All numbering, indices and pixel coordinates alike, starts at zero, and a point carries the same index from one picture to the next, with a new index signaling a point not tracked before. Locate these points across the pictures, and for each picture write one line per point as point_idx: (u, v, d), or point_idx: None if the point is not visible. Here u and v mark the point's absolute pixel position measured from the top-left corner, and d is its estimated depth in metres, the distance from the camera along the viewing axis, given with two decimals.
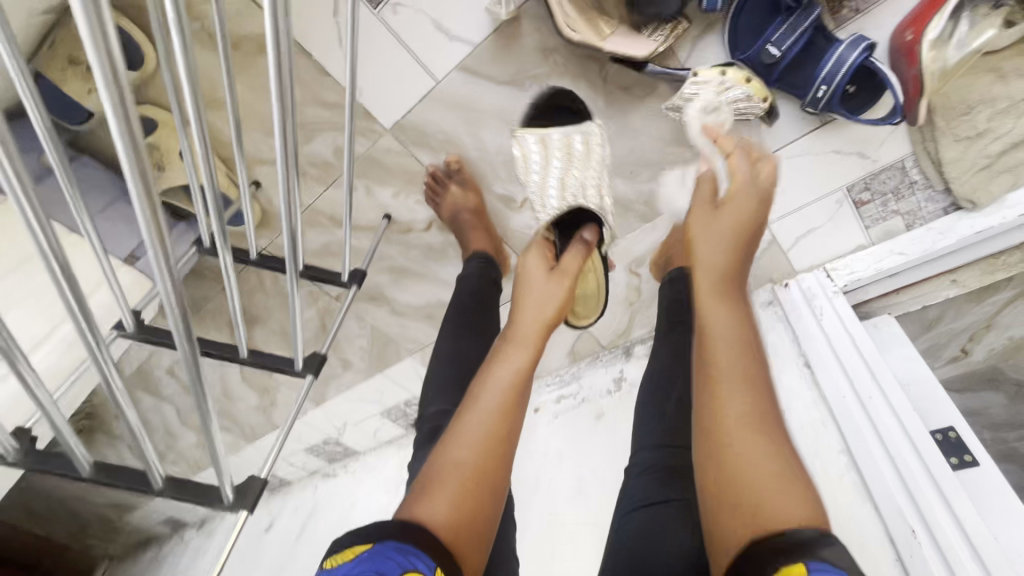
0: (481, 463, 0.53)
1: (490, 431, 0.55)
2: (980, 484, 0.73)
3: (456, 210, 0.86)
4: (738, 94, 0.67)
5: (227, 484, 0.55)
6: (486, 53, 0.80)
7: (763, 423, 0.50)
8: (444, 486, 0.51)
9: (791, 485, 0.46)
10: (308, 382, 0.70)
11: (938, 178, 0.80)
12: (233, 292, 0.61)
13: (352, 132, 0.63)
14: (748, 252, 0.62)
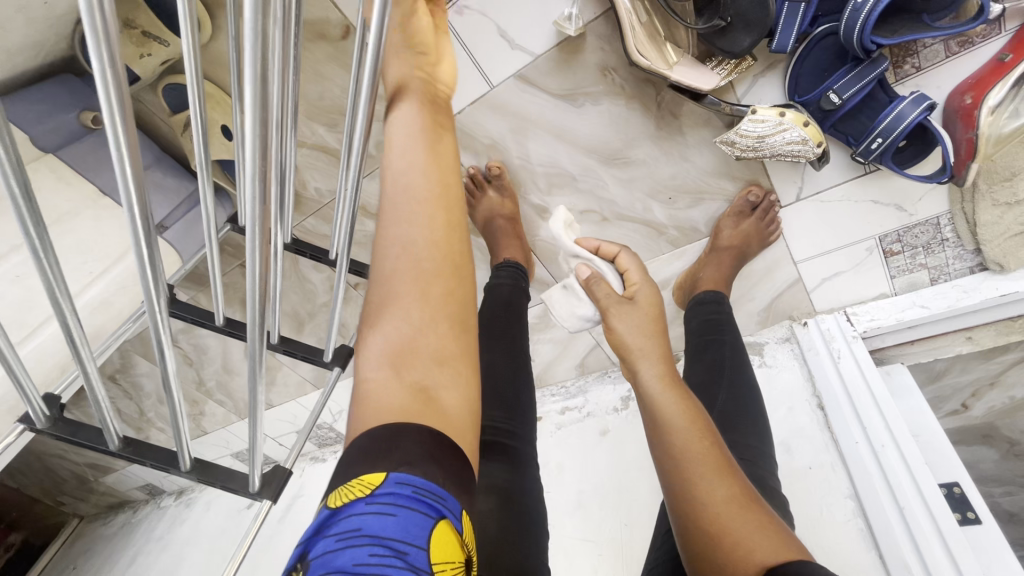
0: (428, 275, 0.49)
1: (421, 212, 0.50)
2: (983, 543, 0.73)
3: (492, 213, 0.90)
4: (793, 135, 0.67)
5: (256, 472, 0.54)
6: (546, 65, 0.75)
7: (716, 463, 0.58)
8: (395, 286, 0.48)
9: (760, 523, 0.54)
10: (335, 374, 0.69)
11: (970, 241, 0.81)
12: (276, 279, 0.59)
13: None
14: (658, 317, 0.74)
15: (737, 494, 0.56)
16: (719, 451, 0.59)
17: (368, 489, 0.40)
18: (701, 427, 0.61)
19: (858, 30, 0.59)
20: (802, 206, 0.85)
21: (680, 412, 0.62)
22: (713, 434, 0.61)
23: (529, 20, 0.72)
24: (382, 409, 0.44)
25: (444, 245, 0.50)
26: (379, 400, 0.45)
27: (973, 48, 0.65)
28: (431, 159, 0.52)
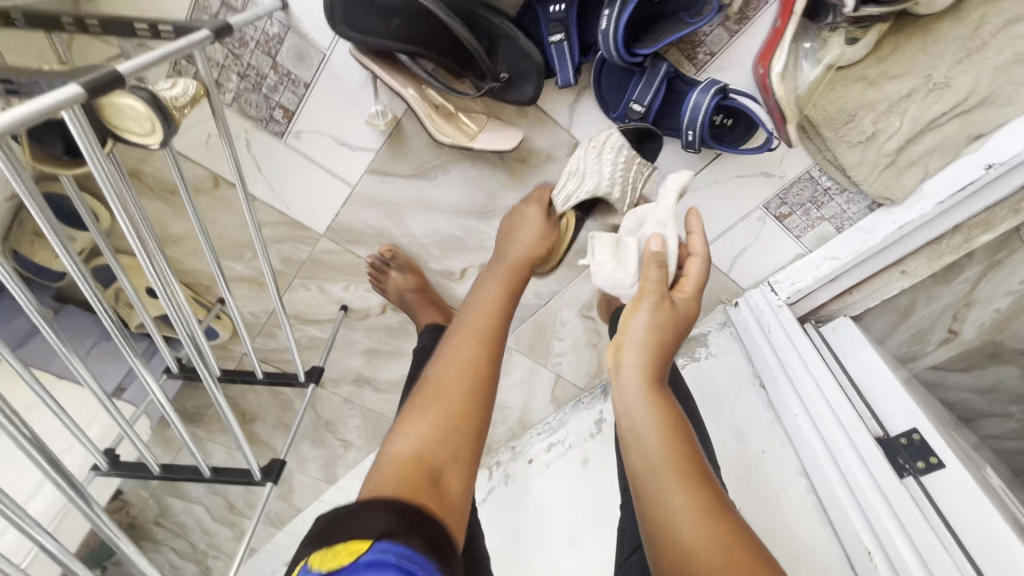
0: (494, 342, 0.61)
1: (468, 342, 0.60)
2: (948, 489, 0.68)
3: (400, 293, 0.92)
4: (593, 156, 0.72)
5: None
6: (386, 155, 0.81)
7: (687, 476, 0.51)
8: (432, 399, 0.55)
9: (732, 537, 0.47)
10: (269, 490, 0.74)
11: (850, 184, 0.80)
12: (175, 416, 0.67)
13: (264, 242, 0.69)
14: (682, 328, 0.61)
15: (705, 507, 0.49)
16: (692, 465, 0.52)
17: (353, 556, 0.39)
18: (678, 444, 0.53)
19: (615, 50, 0.62)
20: (678, 200, 0.86)
21: (658, 421, 0.54)
22: (688, 442, 0.54)
23: (353, 122, 0.77)
24: (418, 451, 0.50)
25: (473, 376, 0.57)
26: (423, 433, 0.51)
27: (749, 23, 0.67)
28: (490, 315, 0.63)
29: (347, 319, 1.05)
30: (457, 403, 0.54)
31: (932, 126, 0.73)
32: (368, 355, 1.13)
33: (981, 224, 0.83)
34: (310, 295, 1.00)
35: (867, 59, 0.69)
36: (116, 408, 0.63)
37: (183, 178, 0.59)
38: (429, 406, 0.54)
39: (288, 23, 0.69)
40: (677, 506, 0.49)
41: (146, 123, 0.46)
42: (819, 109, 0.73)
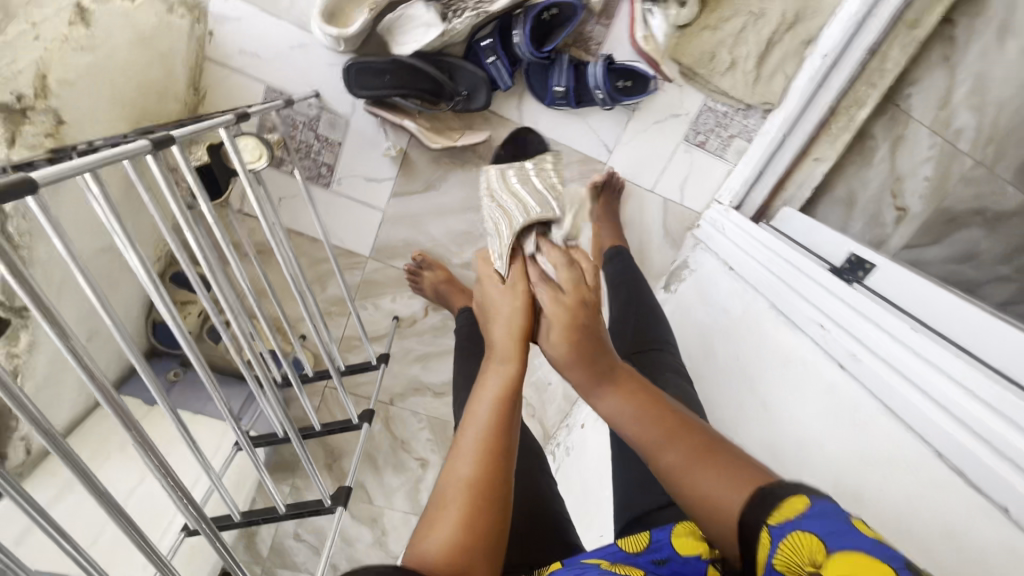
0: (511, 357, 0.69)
1: (479, 446, 0.60)
2: (884, 279, 0.87)
3: (435, 285, 1.16)
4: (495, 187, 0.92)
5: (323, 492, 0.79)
6: (401, 179, 1.12)
7: (676, 436, 0.59)
8: (450, 505, 0.56)
9: (739, 477, 0.53)
10: (366, 428, 0.96)
11: (739, 103, 1.08)
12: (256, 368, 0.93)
13: (320, 250, 0.99)
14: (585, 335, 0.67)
15: (693, 454, 0.57)
16: (669, 424, 0.60)
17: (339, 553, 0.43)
18: (656, 420, 0.61)
19: (528, 53, 0.94)
20: (620, 154, 1.13)
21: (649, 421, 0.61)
22: (684, 429, 0.60)
23: (374, 161, 1.10)
24: (472, 473, 0.58)
25: (487, 470, 0.58)
26: (469, 454, 0.59)
27: (614, 16, 1.00)
28: (498, 418, 0.62)
29: (399, 328, 1.30)
30: (491, 442, 0.60)
31: (772, 44, 1.03)
32: (423, 359, 1.36)
33: (854, 104, 1.07)
34: (368, 312, 1.27)
35: (705, 14, 1.00)
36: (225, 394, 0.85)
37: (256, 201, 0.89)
38: (473, 428, 0.61)
39: (321, 105, 1.03)
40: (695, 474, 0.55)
41: (260, 148, 0.84)
42: (691, 55, 1.02)
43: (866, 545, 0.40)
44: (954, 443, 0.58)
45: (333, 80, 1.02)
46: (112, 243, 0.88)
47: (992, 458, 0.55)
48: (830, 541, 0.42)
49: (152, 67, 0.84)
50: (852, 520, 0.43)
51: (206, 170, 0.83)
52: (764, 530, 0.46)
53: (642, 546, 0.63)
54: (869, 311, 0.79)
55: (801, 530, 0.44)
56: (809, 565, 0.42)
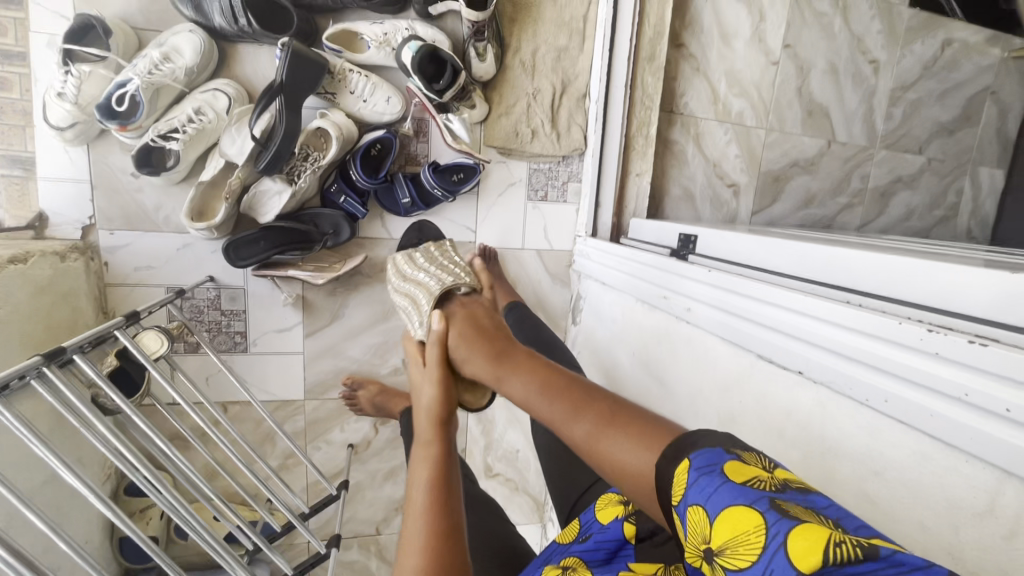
0: (439, 442, 0.67)
1: (422, 534, 0.56)
2: (704, 241, 1.02)
3: (371, 400, 1.26)
4: (404, 270, 1.00)
5: None
6: (309, 319, 1.26)
7: (584, 407, 0.57)
8: None
9: (645, 439, 0.50)
10: (336, 552, 1.02)
11: (556, 157, 1.31)
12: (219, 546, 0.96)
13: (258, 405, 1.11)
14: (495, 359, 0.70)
15: (603, 421, 0.54)
16: (573, 398, 0.59)
17: None
18: (563, 398, 0.59)
19: (367, 183, 1.14)
20: (483, 230, 1.32)
21: (564, 407, 0.58)
22: (596, 406, 0.57)
23: (280, 314, 1.23)
24: (422, 565, 0.53)
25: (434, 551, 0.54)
26: (414, 547, 0.55)
27: (426, 133, 1.23)
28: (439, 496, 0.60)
29: (357, 455, 1.34)
30: (431, 523, 0.57)
31: (556, 108, 1.28)
32: (391, 476, 1.39)
33: (643, 125, 1.31)
34: (322, 450, 1.32)
35: (496, 105, 1.25)
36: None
37: (179, 393, 0.99)
38: (415, 522, 0.58)
39: (217, 286, 1.19)
40: (614, 447, 0.51)
41: (161, 341, 0.96)
42: (499, 137, 1.25)
43: (741, 495, 0.37)
44: (762, 343, 0.70)
45: (220, 263, 1.19)
46: (51, 472, 0.94)
47: (826, 356, 0.60)
48: (710, 506, 0.38)
49: (54, 308, 0.99)
50: (723, 471, 0.39)
51: (118, 373, 0.94)
52: (674, 512, 0.42)
53: (575, 532, 0.68)
54: (681, 270, 0.93)
55: (690, 505, 0.40)
56: (703, 542, 0.38)
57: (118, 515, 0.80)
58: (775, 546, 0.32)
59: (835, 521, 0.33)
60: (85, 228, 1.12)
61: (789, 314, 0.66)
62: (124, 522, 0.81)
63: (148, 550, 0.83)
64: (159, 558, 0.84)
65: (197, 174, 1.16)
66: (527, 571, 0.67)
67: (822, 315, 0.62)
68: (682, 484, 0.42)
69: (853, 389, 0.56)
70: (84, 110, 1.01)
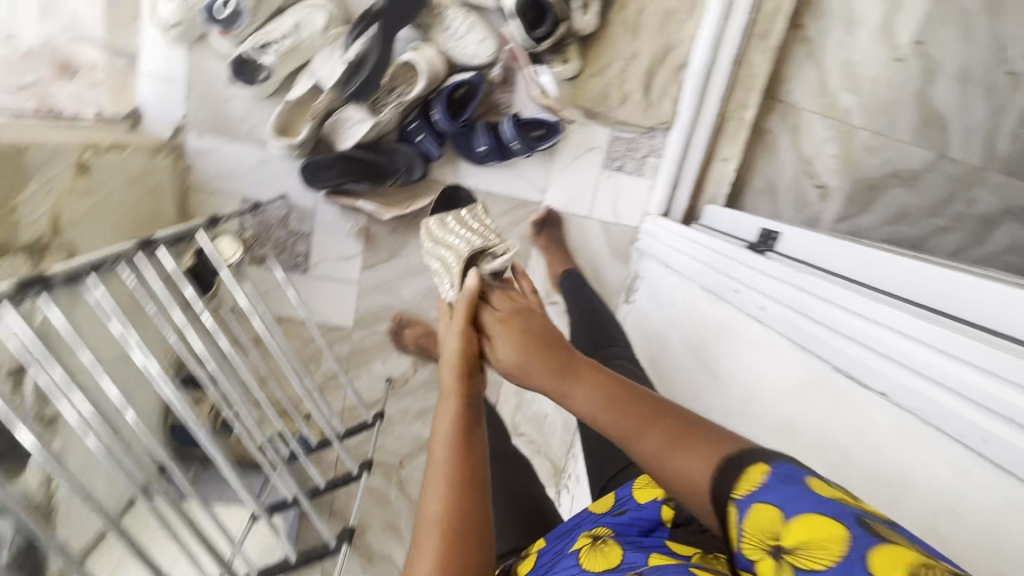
0: (465, 397, 0.69)
1: (444, 482, 0.59)
2: (789, 240, 0.97)
3: (416, 340, 1.30)
4: (437, 235, 0.98)
5: (340, 546, 0.86)
6: (369, 252, 1.28)
7: (649, 424, 0.55)
8: (425, 545, 0.55)
9: (703, 447, 0.48)
10: (366, 474, 1.07)
11: (641, 128, 1.26)
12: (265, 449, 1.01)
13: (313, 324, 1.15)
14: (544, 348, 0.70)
15: (671, 435, 0.52)
16: (639, 412, 0.57)
17: None
18: (631, 411, 0.58)
19: (444, 125, 1.12)
20: (552, 192, 1.29)
21: (625, 414, 0.58)
22: (656, 414, 0.56)
23: (343, 242, 1.26)
24: (445, 512, 0.57)
25: (457, 500, 0.58)
26: (438, 494, 0.58)
27: (514, 82, 1.20)
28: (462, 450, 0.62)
29: (393, 390, 1.38)
30: (458, 474, 0.60)
31: (652, 75, 1.22)
32: (422, 416, 1.42)
33: (740, 107, 1.22)
34: (362, 379, 1.36)
35: (590, 63, 1.20)
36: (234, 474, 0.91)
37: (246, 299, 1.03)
38: (435, 472, 0.61)
39: (288, 204, 1.22)
40: (672, 455, 0.50)
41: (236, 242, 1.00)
42: (587, 98, 1.20)
43: (826, 507, 0.37)
44: (848, 361, 0.65)
45: (294, 182, 1.21)
46: (124, 350, 1.01)
47: (920, 382, 0.56)
48: (787, 507, 0.38)
49: (142, 200, 1.03)
50: (806, 483, 0.39)
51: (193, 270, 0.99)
52: (729, 504, 0.42)
53: (609, 505, 0.68)
54: (761, 267, 0.89)
55: (759, 501, 0.40)
56: (770, 539, 0.38)
57: (181, 403, 0.85)
58: (865, 560, 0.33)
59: (922, 548, 0.34)
60: (176, 128, 1.15)
61: (889, 335, 0.62)
62: (186, 411, 0.85)
63: (204, 441, 0.88)
64: (213, 450, 0.89)
65: (285, 92, 1.17)
66: (556, 534, 0.67)
67: (931, 341, 0.58)
68: (752, 481, 0.41)
69: (950, 424, 0.53)
70: (190, 10, 1.03)
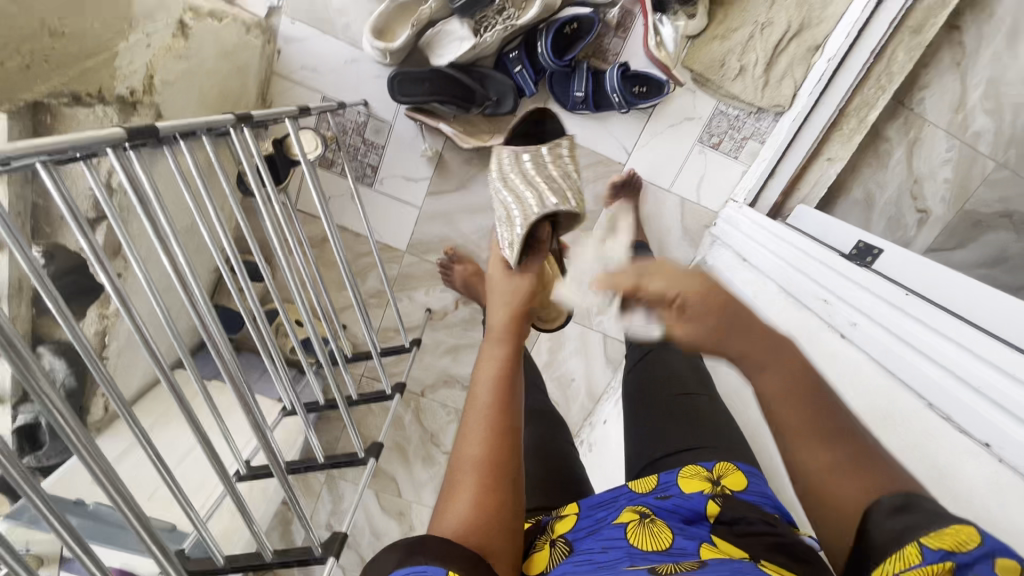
0: (510, 338, 0.61)
1: (484, 421, 0.53)
2: (893, 262, 0.90)
3: (464, 278, 1.20)
4: (506, 169, 0.90)
5: (369, 460, 0.90)
6: (437, 179, 1.25)
7: (827, 434, 0.42)
8: (462, 485, 0.50)
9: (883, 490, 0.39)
10: (397, 398, 1.10)
11: (751, 106, 1.17)
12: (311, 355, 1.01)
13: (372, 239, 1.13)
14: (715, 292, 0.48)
15: (851, 460, 0.41)
16: (821, 420, 0.42)
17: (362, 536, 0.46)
18: (822, 417, 0.42)
19: (547, 60, 1.05)
20: (637, 155, 1.22)
21: (800, 411, 0.43)
22: (830, 419, 0.43)
23: (414, 163, 1.23)
24: (484, 454, 0.51)
25: (497, 442, 0.52)
26: (477, 435, 0.52)
27: (629, 30, 1.12)
28: (505, 393, 0.55)
29: (431, 321, 1.38)
30: (499, 416, 0.54)
31: (779, 51, 1.12)
32: (453, 352, 1.41)
33: (864, 106, 1.11)
34: (403, 303, 1.35)
35: (713, 25, 1.12)
36: (281, 370, 0.93)
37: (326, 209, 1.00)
38: (476, 412, 0.54)
39: (368, 112, 1.19)
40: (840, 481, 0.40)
41: (317, 143, 1.04)
42: (700, 62, 1.14)
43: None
44: (897, 360, 0.70)
45: (379, 90, 1.17)
46: (191, 222, 1.01)
47: None
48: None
49: (228, 78, 1.00)
50: (1013, 563, 0.31)
51: (272, 159, 0.98)
52: (911, 544, 0.34)
53: (652, 486, 0.66)
54: (860, 284, 0.84)
55: (955, 563, 0.32)
56: None
57: (244, 292, 0.84)
58: None
59: None
60: (272, 9, 1.11)
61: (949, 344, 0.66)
62: (247, 300, 0.85)
63: (265, 338, 0.88)
64: (267, 347, 0.89)
65: None
66: (593, 502, 0.66)
67: (999, 362, 0.61)
68: (962, 540, 0.32)
69: (979, 430, 0.58)
70: None
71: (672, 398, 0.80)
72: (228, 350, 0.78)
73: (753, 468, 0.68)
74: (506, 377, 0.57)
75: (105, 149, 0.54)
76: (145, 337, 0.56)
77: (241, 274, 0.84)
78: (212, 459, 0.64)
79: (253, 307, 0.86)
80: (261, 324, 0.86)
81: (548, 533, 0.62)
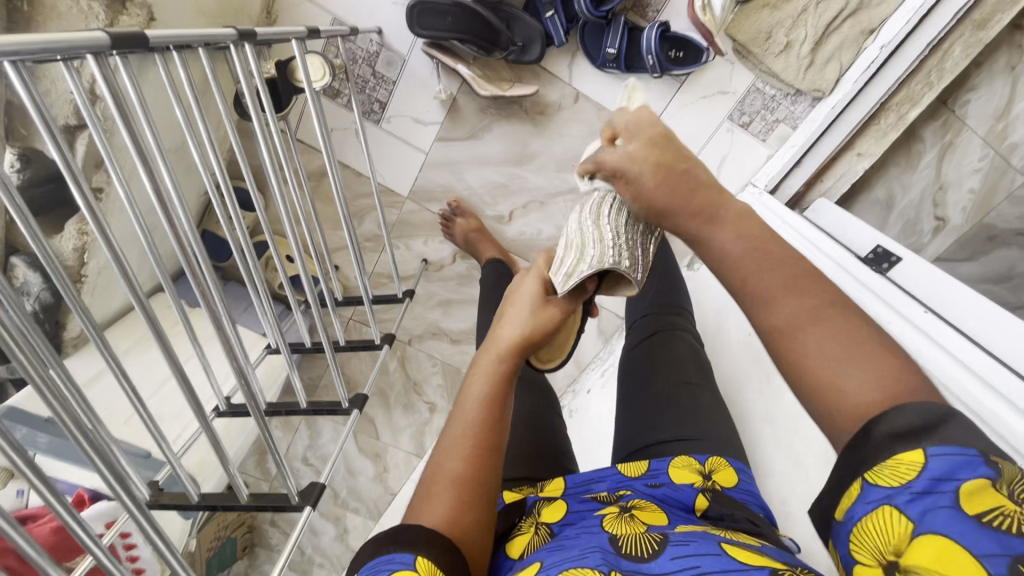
0: (507, 356, 0.58)
1: (466, 437, 0.52)
2: (912, 272, 0.87)
3: (465, 233, 1.18)
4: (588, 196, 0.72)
5: (353, 412, 0.89)
6: (448, 125, 1.18)
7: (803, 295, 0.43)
8: (437, 494, 0.49)
9: (857, 350, 0.39)
10: (385, 349, 1.07)
11: (788, 87, 1.12)
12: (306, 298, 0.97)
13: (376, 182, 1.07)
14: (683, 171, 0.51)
15: (821, 319, 0.41)
16: (791, 284, 0.43)
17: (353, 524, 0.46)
18: (786, 269, 0.44)
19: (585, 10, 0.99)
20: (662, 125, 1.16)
21: (781, 281, 0.43)
22: (807, 287, 0.43)
23: (425, 104, 1.15)
24: (464, 470, 0.50)
25: (479, 460, 0.51)
26: (460, 451, 0.51)
27: None
28: (494, 412, 0.54)
29: (426, 272, 1.34)
30: (487, 434, 0.52)
31: (830, 31, 1.06)
32: (444, 306, 1.37)
33: (908, 101, 1.03)
34: (399, 251, 1.31)
35: None
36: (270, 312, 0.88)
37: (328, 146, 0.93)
38: (461, 427, 0.53)
39: (381, 41, 1.10)
40: (822, 353, 0.40)
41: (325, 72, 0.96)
42: (745, 33, 1.09)
43: (960, 530, 0.30)
44: None
45: (395, 18, 1.08)
46: (180, 141, 0.94)
47: None
48: (914, 518, 0.32)
49: None
50: (957, 488, 0.31)
51: (277, 82, 0.90)
52: (857, 482, 0.36)
53: (641, 472, 0.66)
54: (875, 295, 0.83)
55: (888, 502, 0.34)
56: (889, 553, 0.33)
57: (237, 225, 0.79)
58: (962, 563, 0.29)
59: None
60: None
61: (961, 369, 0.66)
62: (239, 236, 0.79)
63: (254, 275, 0.83)
64: (254, 286, 0.85)
65: None
66: (578, 483, 0.65)
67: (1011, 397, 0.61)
68: (904, 468, 0.33)
69: None
70: None
71: (670, 387, 0.78)
72: (214, 282, 0.74)
73: (742, 466, 0.68)
74: (495, 397, 0.55)
75: (84, 55, 0.47)
76: (126, 271, 0.52)
77: (232, 207, 0.78)
78: (188, 398, 0.62)
79: (244, 242, 0.81)
80: (251, 264, 0.82)
81: (534, 516, 0.59)
